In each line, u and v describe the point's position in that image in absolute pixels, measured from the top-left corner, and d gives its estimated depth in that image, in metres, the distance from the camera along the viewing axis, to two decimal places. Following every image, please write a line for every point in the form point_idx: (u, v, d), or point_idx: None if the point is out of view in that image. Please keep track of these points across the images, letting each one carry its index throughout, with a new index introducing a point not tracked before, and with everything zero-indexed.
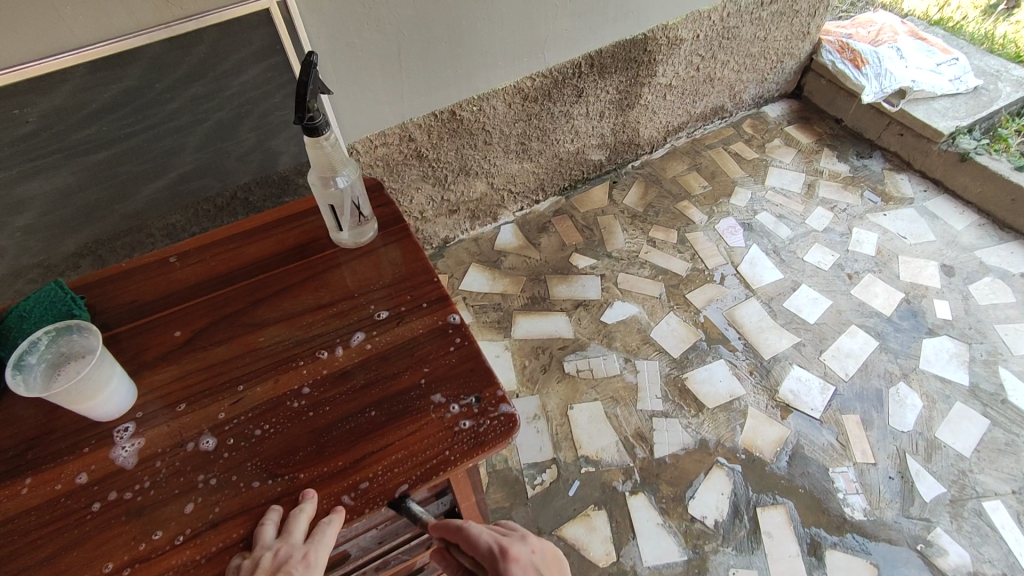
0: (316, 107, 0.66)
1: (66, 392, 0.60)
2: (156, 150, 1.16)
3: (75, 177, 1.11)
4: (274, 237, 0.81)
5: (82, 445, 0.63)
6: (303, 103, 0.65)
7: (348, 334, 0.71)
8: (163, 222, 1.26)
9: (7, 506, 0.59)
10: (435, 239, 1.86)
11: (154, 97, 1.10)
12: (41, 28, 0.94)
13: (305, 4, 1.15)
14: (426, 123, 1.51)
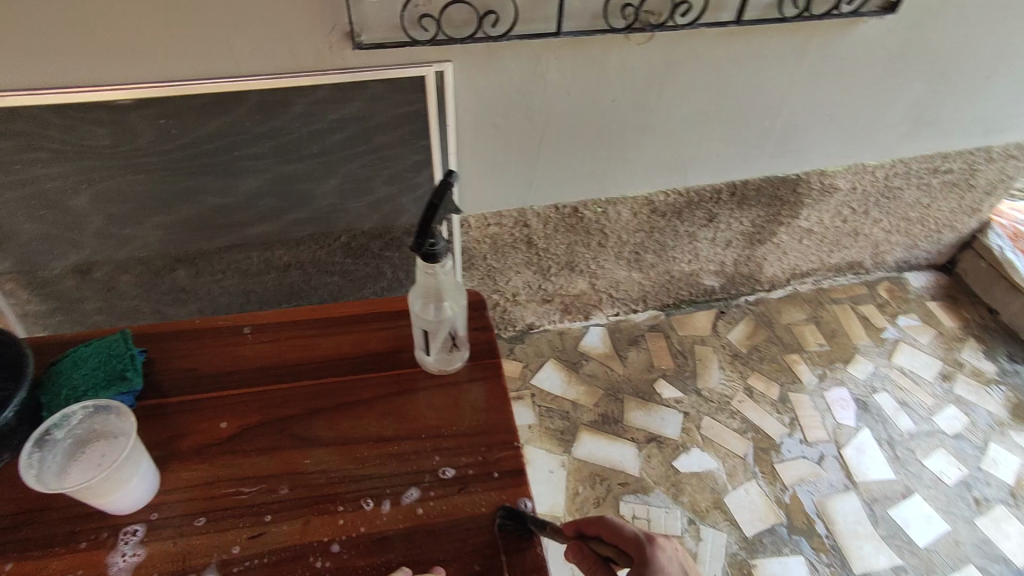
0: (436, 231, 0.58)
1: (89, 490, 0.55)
2: (278, 185, 1.16)
3: (197, 191, 1.13)
4: (356, 332, 0.73)
5: (79, 538, 0.57)
6: (425, 226, 0.58)
7: (400, 487, 0.61)
8: (265, 251, 1.26)
9: None
10: (519, 322, 1.76)
11: (291, 135, 1.10)
12: (209, 52, 0.97)
13: (461, 80, 1.12)
14: (546, 214, 1.44)
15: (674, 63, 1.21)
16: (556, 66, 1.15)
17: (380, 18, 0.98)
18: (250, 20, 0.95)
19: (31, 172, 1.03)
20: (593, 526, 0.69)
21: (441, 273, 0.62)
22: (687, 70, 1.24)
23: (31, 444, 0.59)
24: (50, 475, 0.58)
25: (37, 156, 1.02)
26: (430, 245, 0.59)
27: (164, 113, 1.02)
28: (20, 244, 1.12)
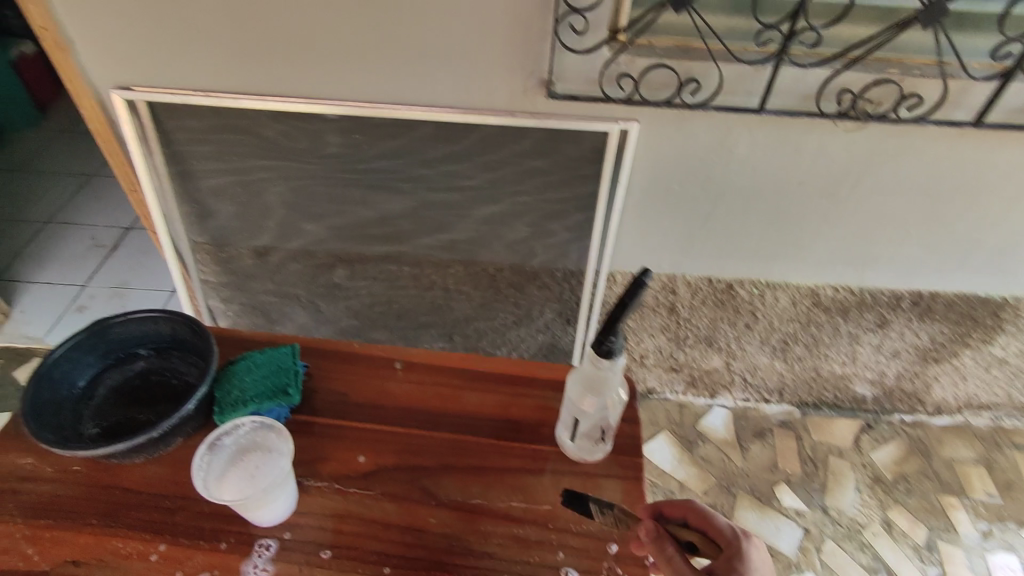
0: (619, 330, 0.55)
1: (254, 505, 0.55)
2: (443, 209, 1.20)
3: (371, 203, 1.20)
4: (500, 393, 0.70)
5: (220, 536, 0.58)
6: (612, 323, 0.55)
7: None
8: (415, 267, 1.30)
9: (134, 564, 0.56)
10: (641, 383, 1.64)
11: (467, 166, 1.13)
12: (413, 81, 1.03)
13: (644, 141, 1.10)
14: (696, 285, 1.37)
15: (882, 156, 1.10)
16: (747, 141, 1.08)
17: (578, 71, 0.99)
18: (458, 57, 1.00)
19: (242, 162, 1.16)
20: (679, 507, 0.61)
21: (613, 371, 0.58)
22: (896, 166, 1.11)
23: (204, 445, 0.59)
24: (214, 479, 0.58)
25: (250, 150, 1.14)
26: (607, 344, 0.56)
27: (361, 130, 1.10)
28: (218, 221, 1.26)
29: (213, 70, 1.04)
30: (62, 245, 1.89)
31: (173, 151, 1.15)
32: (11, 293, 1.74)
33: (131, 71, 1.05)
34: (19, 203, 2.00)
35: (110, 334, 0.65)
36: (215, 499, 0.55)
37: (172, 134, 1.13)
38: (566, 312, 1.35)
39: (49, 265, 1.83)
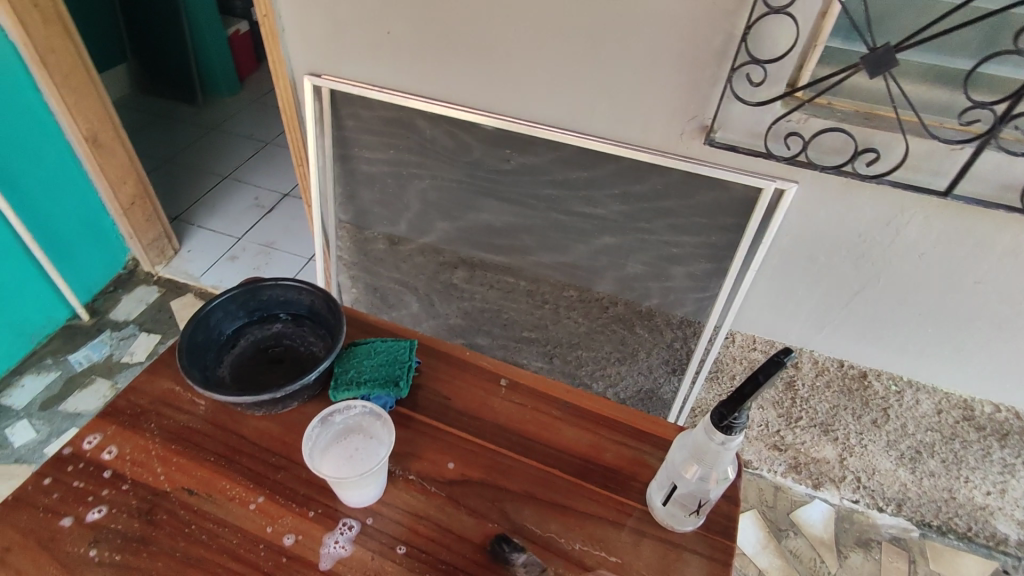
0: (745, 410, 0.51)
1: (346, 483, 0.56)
2: (573, 233, 1.20)
3: (504, 215, 1.23)
4: (599, 436, 0.67)
5: (311, 504, 0.60)
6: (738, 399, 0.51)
7: None
8: (532, 283, 1.32)
9: (232, 508, 0.59)
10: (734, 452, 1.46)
11: (606, 196, 1.12)
12: (572, 108, 1.05)
13: (799, 204, 1.03)
14: (824, 365, 1.26)
15: None
16: (920, 224, 0.98)
17: (743, 123, 0.95)
18: (621, 91, 1.00)
19: (398, 156, 1.24)
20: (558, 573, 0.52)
21: (725, 449, 0.55)
22: None
23: (316, 418, 0.62)
24: (319, 450, 0.61)
25: (409, 148, 1.22)
26: (728, 420, 0.53)
27: (512, 145, 1.13)
28: (364, 205, 1.35)
29: (393, 70, 1.13)
30: (231, 198, 2.13)
31: (341, 137, 1.25)
32: (182, 233, 1.99)
33: (324, 61, 1.16)
34: (205, 156, 2.29)
35: (262, 294, 0.70)
36: (317, 470, 0.58)
37: (344, 121, 1.23)
38: (673, 362, 1.28)
39: (217, 214, 2.07)
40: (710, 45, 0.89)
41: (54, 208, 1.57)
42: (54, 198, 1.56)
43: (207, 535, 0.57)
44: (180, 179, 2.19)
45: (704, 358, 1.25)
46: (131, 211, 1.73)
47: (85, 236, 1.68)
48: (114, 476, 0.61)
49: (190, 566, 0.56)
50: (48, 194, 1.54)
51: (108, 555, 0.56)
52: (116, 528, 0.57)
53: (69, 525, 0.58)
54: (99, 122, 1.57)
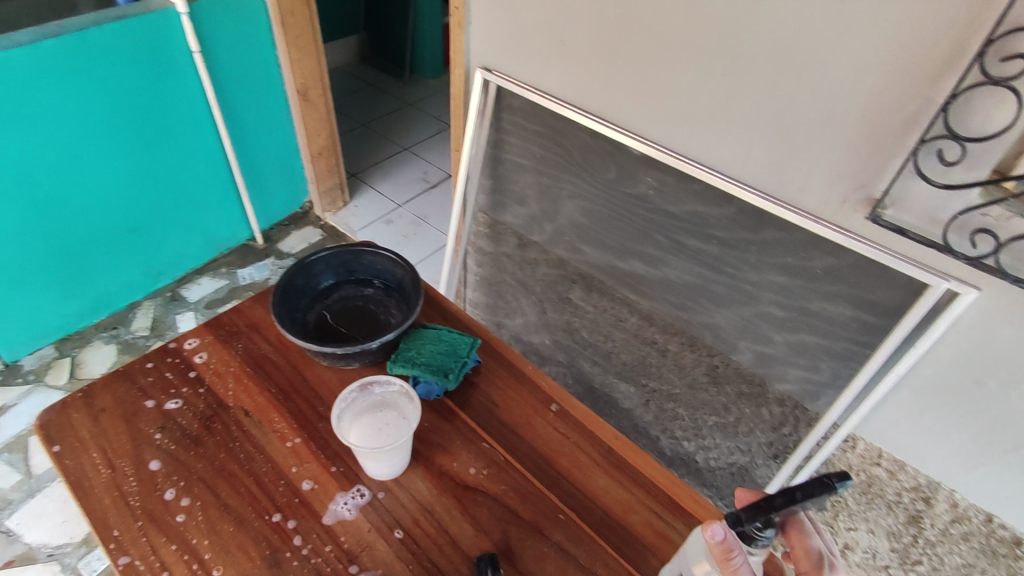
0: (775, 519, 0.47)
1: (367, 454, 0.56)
2: (699, 283, 1.13)
3: (634, 246, 1.20)
4: (633, 497, 0.60)
5: (336, 461, 0.60)
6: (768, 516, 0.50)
7: None
8: (643, 321, 1.28)
9: (273, 439, 0.62)
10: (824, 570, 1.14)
11: (744, 252, 1.04)
12: (724, 149, 0.97)
13: (974, 317, 0.86)
14: (964, 513, 1.06)
15: None
16: None
17: (924, 204, 0.81)
18: (783, 141, 0.90)
19: (545, 161, 1.25)
20: None
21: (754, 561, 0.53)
22: None
23: (356, 382, 0.62)
24: (354, 415, 0.61)
25: (556, 158, 1.23)
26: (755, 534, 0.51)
27: (655, 175, 1.08)
28: (505, 202, 1.39)
29: (554, 76, 1.11)
30: (405, 169, 2.32)
31: (496, 133, 1.29)
32: (356, 190, 2.21)
33: (497, 56, 1.19)
34: (394, 128, 2.52)
35: (362, 260, 0.75)
36: (341, 435, 0.58)
37: (502, 118, 1.26)
38: (775, 447, 1.18)
39: (388, 180, 2.27)
40: (899, 110, 0.77)
41: (260, 143, 1.83)
42: (262, 135, 1.83)
43: (243, 455, 0.61)
44: (369, 143, 2.43)
45: (810, 456, 1.10)
46: (317, 159, 1.96)
47: (278, 176, 1.95)
48: (196, 377, 0.67)
49: (222, 478, 0.59)
50: (259, 131, 1.81)
51: (167, 443, 0.61)
52: (182, 423, 0.63)
53: (149, 407, 0.64)
54: (312, 80, 1.80)
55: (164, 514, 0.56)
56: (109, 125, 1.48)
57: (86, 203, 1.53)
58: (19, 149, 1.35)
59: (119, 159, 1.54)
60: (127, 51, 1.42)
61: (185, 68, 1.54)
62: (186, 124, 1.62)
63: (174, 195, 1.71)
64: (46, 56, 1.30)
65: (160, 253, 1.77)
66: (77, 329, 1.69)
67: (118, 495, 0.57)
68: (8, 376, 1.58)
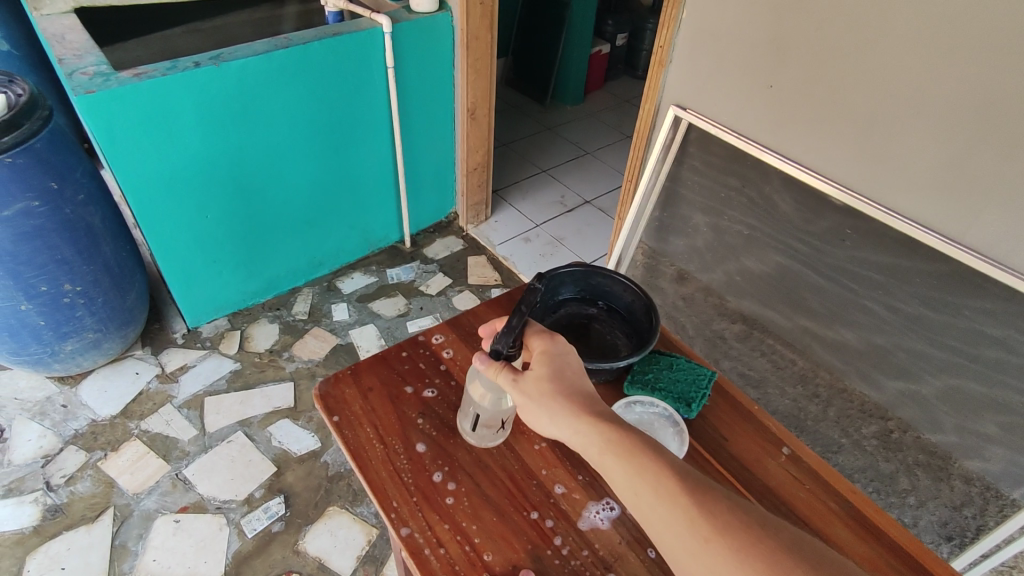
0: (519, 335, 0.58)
1: None
2: (889, 340, 1.12)
3: (818, 294, 1.20)
4: (878, 553, 0.60)
5: (582, 470, 0.64)
6: (512, 334, 0.56)
7: None
8: (811, 368, 1.28)
9: (522, 440, 0.67)
10: None
11: (950, 312, 1.01)
12: (945, 209, 0.94)
13: None
14: None
15: None
16: None
17: None
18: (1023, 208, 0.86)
19: (727, 200, 1.28)
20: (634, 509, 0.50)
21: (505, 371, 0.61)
22: None
23: (622, 402, 0.68)
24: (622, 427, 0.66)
25: (742, 198, 1.25)
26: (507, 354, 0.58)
27: (855, 226, 1.08)
28: (674, 234, 1.42)
29: (755, 118, 1.14)
30: (545, 190, 2.40)
31: (677, 167, 1.33)
32: (497, 206, 2.31)
33: (694, 96, 1.22)
34: (535, 149, 2.62)
35: (593, 280, 0.79)
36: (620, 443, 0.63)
37: (689, 153, 1.29)
38: (949, 528, 1.12)
39: (528, 199, 2.35)
40: None
41: (424, 154, 1.96)
42: (428, 146, 1.96)
43: (497, 451, 0.66)
44: (511, 161, 2.54)
45: (987, 552, 1.02)
46: (471, 174, 2.07)
47: (433, 184, 2.08)
48: (446, 370, 0.73)
49: (480, 469, 0.64)
50: (426, 142, 1.94)
51: (429, 428, 0.67)
52: (439, 412, 0.69)
53: (410, 393, 0.71)
54: (481, 101, 1.91)
55: (435, 495, 0.61)
56: (309, 128, 1.63)
57: (277, 197, 1.70)
58: (237, 141, 1.52)
59: (310, 159, 1.70)
60: (335, 63, 1.57)
61: (378, 82, 1.69)
62: (369, 132, 1.77)
63: (347, 195, 1.86)
64: (275, 64, 1.47)
65: (325, 245, 1.92)
66: (247, 305, 1.85)
67: (393, 470, 0.63)
68: (189, 340, 1.73)
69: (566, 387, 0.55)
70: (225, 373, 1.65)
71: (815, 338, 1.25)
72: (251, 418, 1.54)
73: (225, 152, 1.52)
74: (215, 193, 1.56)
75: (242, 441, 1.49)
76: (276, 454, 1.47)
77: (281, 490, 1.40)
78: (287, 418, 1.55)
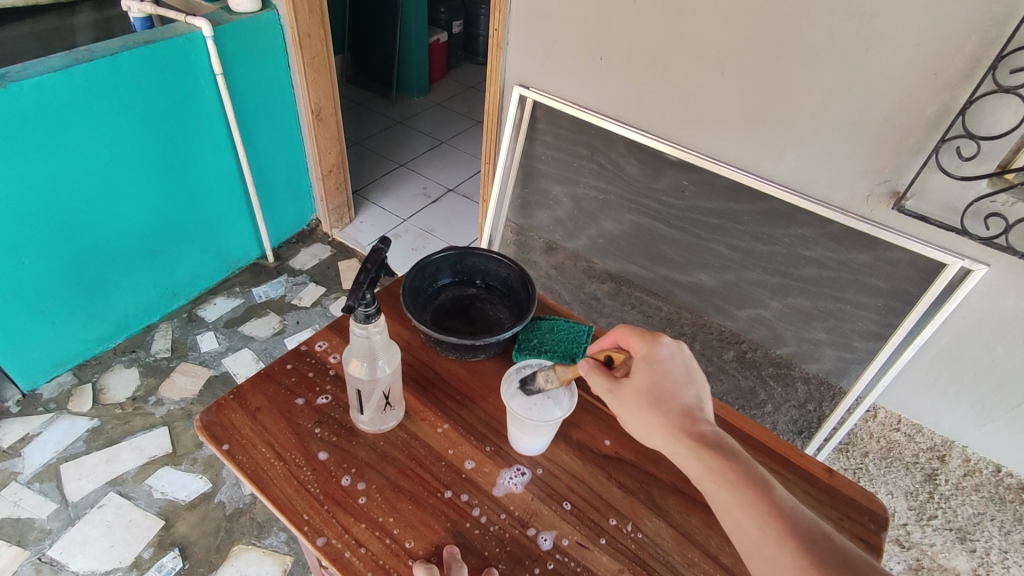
0: (369, 292, 0.55)
1: (522, 418, 0.64)
2: (732, 273, 1.28)
3: (670, 244, 1.33)
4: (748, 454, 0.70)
5: (487, 442, 0.67)
6: (357, 292, 0.54)
7: None
8: (674, 311, 1.41)
9: (425, 427, 0.68)
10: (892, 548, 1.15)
11: (775, 241, 1.17)
12: (757, 152, 1.10)
13: (982, 287, 1.00)
14: (975, 466, 1.23)
15: None
16: None
17: (942, 195, 0.95)
18: (815, 145, 1.03)
19: (580, 169, 1.36)
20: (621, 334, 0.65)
21: (372, 340, 0.59)
22: None
23: (513, 367, 0.70)
24: (513, 388, 0.69)
25: (593, 165, 1.33)
26: (362, 311, 0.56)
27: (691, 177, 1.20)
28: (537, 208, 1.49)
29: (594, 91, 1.23)
30: (407, 183, 2.38)
31: (531, 144, 1.39)
32: (360, 206, 2.25)
33: (535, 75, 1.29)
34: (390, 144, 2.58)
35: (468, 261, 0.82)
36: (506, 400, 0.65)
37: (539, 129, 1.36)
38: (799, 424, 1.29)
39: (390, 195, 2.31)
40: (923, 113, 0.91)
41: (273, 162, 1.86)
42: (275, 153, 1.86)
43: (402, 442, 0.66)
44: (366, 159, 2.48)
45: (829, 436, 1.23)
46: (327, 177, 2.00)
47: (288, 192, 1.98)
48: (336, 374, 0.72)
49: (388, 464, 0.64)
50: (273, 149, 1.84)
51: (328, 435, 0.66)
52: (336, 417, 0.68)
53: (301, 405, 0.69)
54: (326, 100, 1.84)
55: (346, 498, 0.61)
56: (133, 149, 1.48)
57: (108, 229, 1.52)
58: (48, 172, 1.34)
59: (143, 183, 1.54)
60: (154, 73, 1.43)
61: (208, 91, 1.56)
62: (205, 146, 1.64)
63: (193, 216, 1.71)
64: (78, 82, 1.30)
65: (176, 273, 1.76)
66: (94, 354, 1.64)
67: (297, 484, 0.61)
68: (26, 407, 1.51)
69: (661, 394, 0.58)
70: (82, 433, 1.46)
71: (675, 283, 1.38)
72: (123, 474, 1.39)
73: (34, 186, 1.33)
74: (31, 236, 1.37)
75: (116, 502, 1.33)
76: (161, 506, 1.34)
77: (174, 543, 1.28)
78: (166, 466, 1.42)
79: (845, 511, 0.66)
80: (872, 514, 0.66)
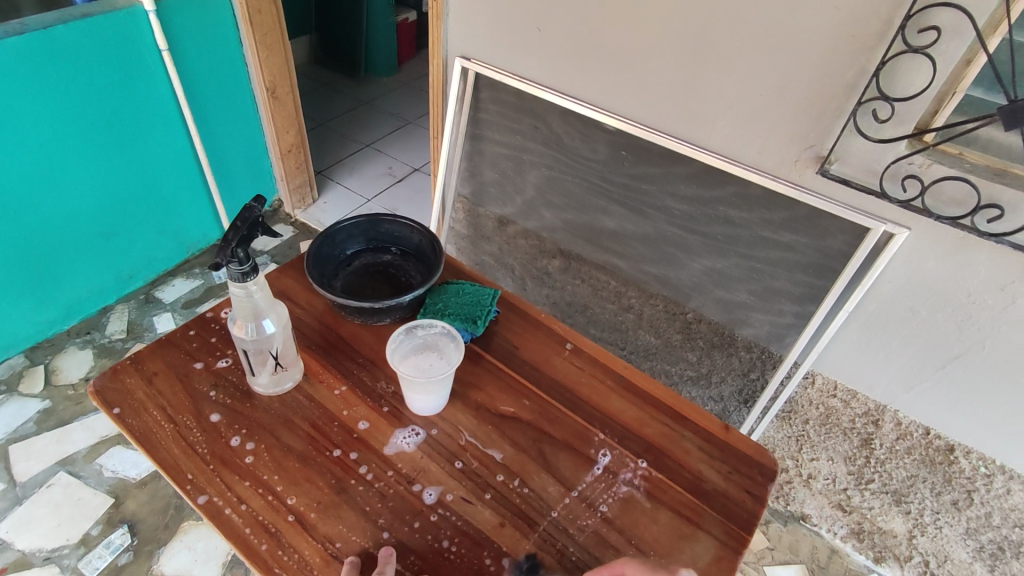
0: (241, 251, 0.55)
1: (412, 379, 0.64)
2: (674, 245, 1.28)
3: (614, 217, 1.33)
4: (646, 412, 0.70)
5: (383, 403, 0.67)
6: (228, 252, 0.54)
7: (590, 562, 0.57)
8: (622, 285, 1.41)
9: (324, 389, 0.68)
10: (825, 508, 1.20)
11: (712, 210, 1.17)
12: (690, 120, 1.09)
13: (907, 251, 1.00)
14: (907, 429, 1.23)
15: None
16: None
17: (863, 158, 0.95)
18: (744, 111, 1.02)
19: (524, 143, 1.36)
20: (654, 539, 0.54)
21: (253, 299, 0.59)
22: None
23: (403, 327, 0.69)
24: (402, 352, 0.68)
25: (536, 138, 1.33)
26: (238, 271, 0.56)
27: (629, 148, 1.20)
28: (486, 183, 1.49)
29: (533, 61, 1.22)
30: (372, 163, 2.36)
31: (476, 118, 1.38)
32: (323, 187, 2.23)
33: (476, 46, 1.28)
34: (355, 124, 2.55)
35: (381, 226, 0.82)
36: (395, 364, 0.65)
37: (483, 102, 1.34)
38: (744, 393, 1.30)
39: (355, 175, 2.30)
40: (843, 76, 0.91)
41: (229, 141, 1.84)
42: (231, 132, 1.84)
43: (297, 404, 0.66)
44: (331, 140, 2.46)
45: (769, 404, 1.25)
46: (286, 156, 1.98)
47: (248, 173, 1.96)
48: None
49: (281, 425, 0.64)
50: (228, 129, 1.82)
51: (222, 398, 0.66)
52: (233, 380, 0.68)
53: (200, 368, 0.69)
54: (280, 77, 1.82)
55: (233, 457, 0.61)
56: (77, 126, 1.46)
57: (55, 208, 1.51)
58: None
59: (89, 162, 1.52)
60: (94, 48, 1.41)
61: (154, 67, 1.54)
62: (155, 124, 1.62)
63: (148, 198, 1.70)
64: (13, 56, 1.28)
65: (131, 255, 1.75)
66: (47, 336, 1.64)
67: (186, 445, 0.62)
68: None
69: None
70: (32, 415, 1.46)
71: (621, 256, 1.38)
72: (73, 454, 1.39)
73: None
74: None
75: (65, 482, 1.34)
76: (111, 485, 1.34)
77: (123, 520, 1.29)
78: (118, 445, 1.42)
79: (737, 465, 0.67)
80: (762, 468, 0.67)
